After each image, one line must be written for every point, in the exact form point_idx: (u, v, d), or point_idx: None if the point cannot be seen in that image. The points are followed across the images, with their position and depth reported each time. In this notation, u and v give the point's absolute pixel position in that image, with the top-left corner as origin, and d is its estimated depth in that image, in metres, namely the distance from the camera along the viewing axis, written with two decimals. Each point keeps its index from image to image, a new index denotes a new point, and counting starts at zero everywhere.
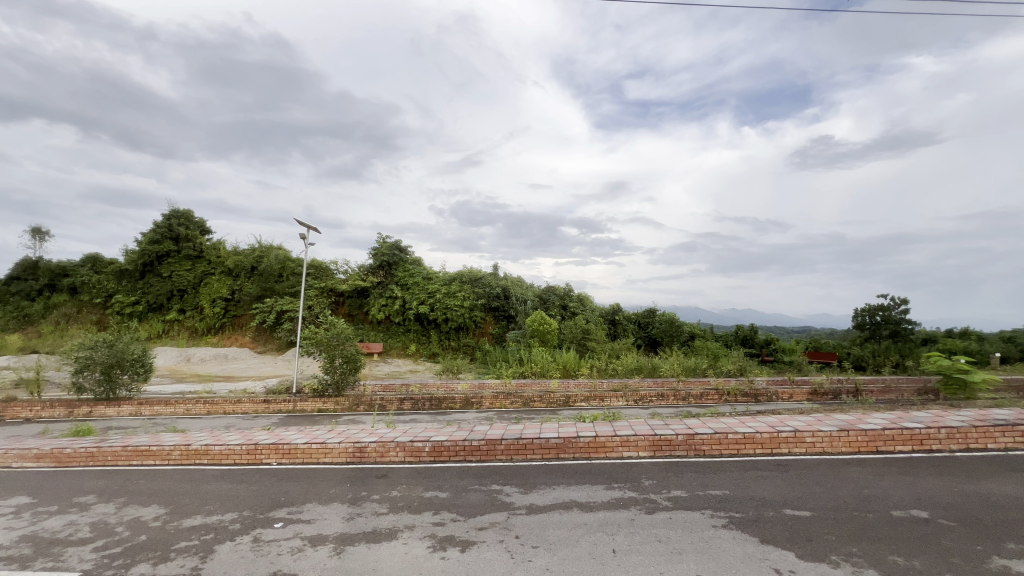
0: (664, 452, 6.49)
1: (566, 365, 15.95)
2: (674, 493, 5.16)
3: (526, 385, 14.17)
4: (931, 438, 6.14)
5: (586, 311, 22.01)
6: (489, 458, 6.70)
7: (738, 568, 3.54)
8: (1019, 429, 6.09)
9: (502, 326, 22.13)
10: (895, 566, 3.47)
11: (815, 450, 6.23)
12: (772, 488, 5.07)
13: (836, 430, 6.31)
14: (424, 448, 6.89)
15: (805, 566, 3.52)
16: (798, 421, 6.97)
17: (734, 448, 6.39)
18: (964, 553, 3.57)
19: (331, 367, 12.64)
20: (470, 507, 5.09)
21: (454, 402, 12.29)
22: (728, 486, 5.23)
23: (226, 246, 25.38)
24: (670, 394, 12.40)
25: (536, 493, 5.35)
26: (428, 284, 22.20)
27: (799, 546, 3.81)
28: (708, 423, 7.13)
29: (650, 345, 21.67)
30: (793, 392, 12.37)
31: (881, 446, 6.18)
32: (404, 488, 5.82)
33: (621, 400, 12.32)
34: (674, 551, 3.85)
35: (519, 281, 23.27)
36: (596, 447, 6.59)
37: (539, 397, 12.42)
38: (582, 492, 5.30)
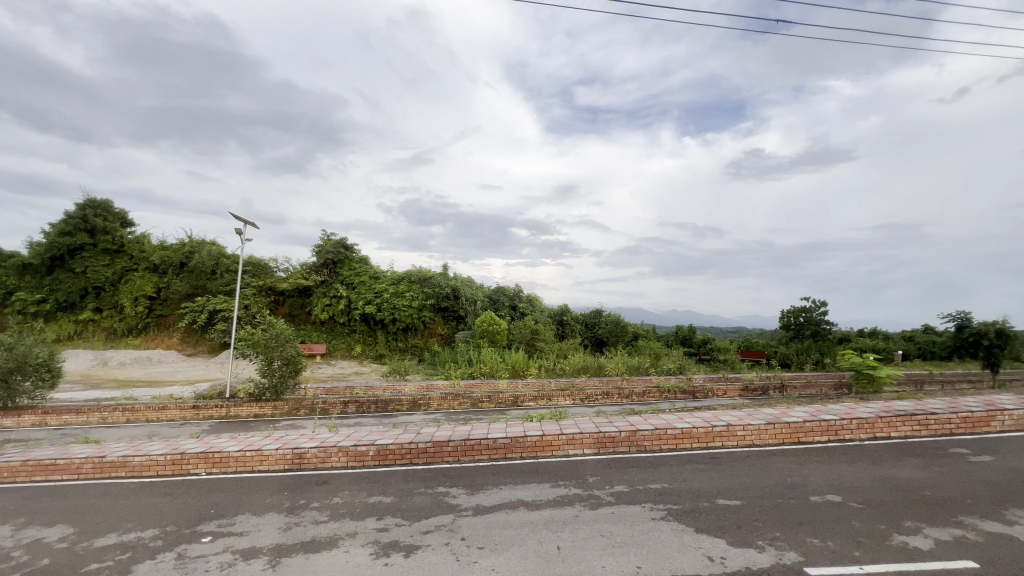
0: (608, 449, 6.68)
1: (514, 365, 16.04)
2: (617, 488, 5.33)
3: (475, 386, 14.12)
4: (844, 428, 6.73)
5: (535, 312, 22.26)
6: (435, 460, 6.62)
7: (675, 558, 3.70)
8: (917, 418, 6.80)
9: (451, 327, 21.95)
10: (812, 547, 3.76)
11: (745, 443, 6.65)
12: (706, 480, 5.36)
13: (764, 423, 6.76)
14: (367, 452, 6.69)
15: (735, 552, 3.74)
16: (731, 416, 7.41)
17: (672, 443, 6.69)
18: (870, 533, 3.94)
19: (269, 369, 11.98)
20: (416, 511, 5.00)
21: (401, 404, 12.04)
22: (667, 480, 5.47)
23: (151, 240, 23.41)
24: (615, 393, 12.80)
25: (484, 494, 5.35)
26: (374, 283, 21.59)
27: (730, 534, 4.05)
28: (649, 420, 7.42)
29: (597, 345, 22.27)
30: (727, 389, 13.14)
31: (802, 437, 6.69)
32: (346, 494, 5.62)
33: (568, 399, 12.58)
34: (615, 544, 3.98)
35: (469, 281, 23.17)
36: (543, 446, 6.69)
37: (488, 397, 12.41)
38: (530, 491, 5.35)
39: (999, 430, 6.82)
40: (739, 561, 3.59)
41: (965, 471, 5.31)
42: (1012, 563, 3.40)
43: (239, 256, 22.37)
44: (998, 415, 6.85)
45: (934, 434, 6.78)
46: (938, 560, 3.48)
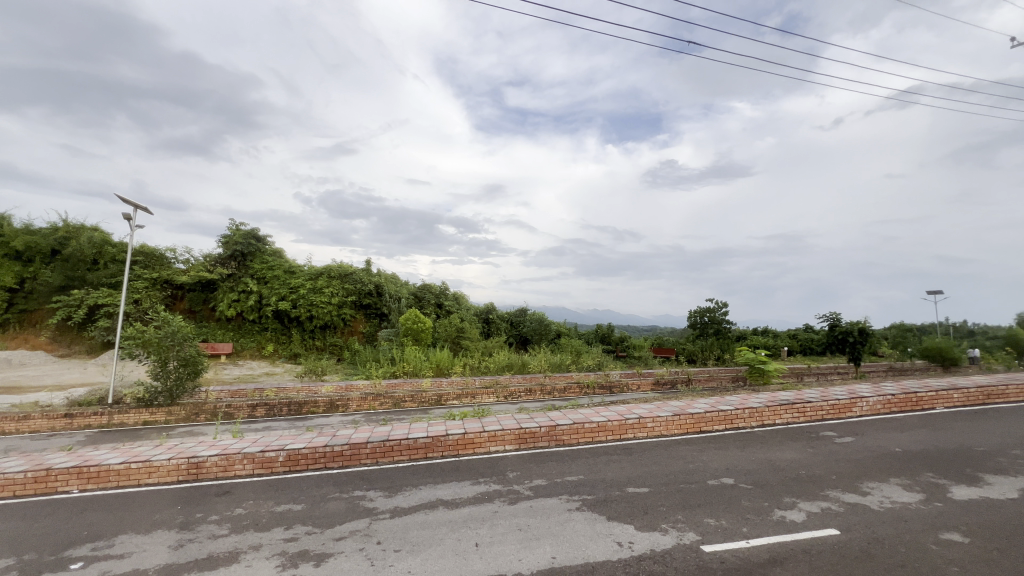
0: (528, 444, 6.83)
1: (439, 364, 15.84)
2: (535, 482, 5.47)
3: (398, 386, 13.75)
4: (738, 417, 7.45)
5: (461, 310, 22.14)
6: (352, 463, 6.36)
7: (588, 546, 3.87)
8: (797, 406, 7.71)
9: (374, 325, 21.21)
10: (708, 526, 4.12)
11: (654, 433, 7.12)
12: (618, 470, 5.67)
13: (671, 415, 7.28)
14: (276, 459, 6.25)
15: (642, 536, 3.99)
16: (643, 409, 7.90)
17: (589, 437, 7.00)
18: (756, 510, 4.41)
19: (163, 371, 10.76)
20: (329, 517, 4.76)
21: (317, 406, 11.39)
22: (583, 471, 5.72)
23: (13, 222, 20.03)
24: (538, 389, 13.13)
25: (402, 495, 5.22)
26: (290, 278, 20.26)
27: (638, 519, 4.31)
28: (568, 415, 7.68)
29: (521, 343, 22.66)
30: (640, 383, 14.03)
31: (703, 426, 7.31)
32: (250, 504, 5.22)
33: (492, 396, 12.72)
34: (532, 537, 4.08)
35: (393, 277, 22.53)
36: (465, 444, 6.67)
37: (410, 397, 12.12)
38: (450, 489, 5.31)
39: (860, 414, 7.93)
40: (645, 545, 3.84)
41: (832, 451, 6.12)
42: (866, 528, 3.97)
43: (128, 244, 19.87)
44: (859, 402, 7.97)
45: (810, 420, 7.73)
46: (809, 530, 3.97)
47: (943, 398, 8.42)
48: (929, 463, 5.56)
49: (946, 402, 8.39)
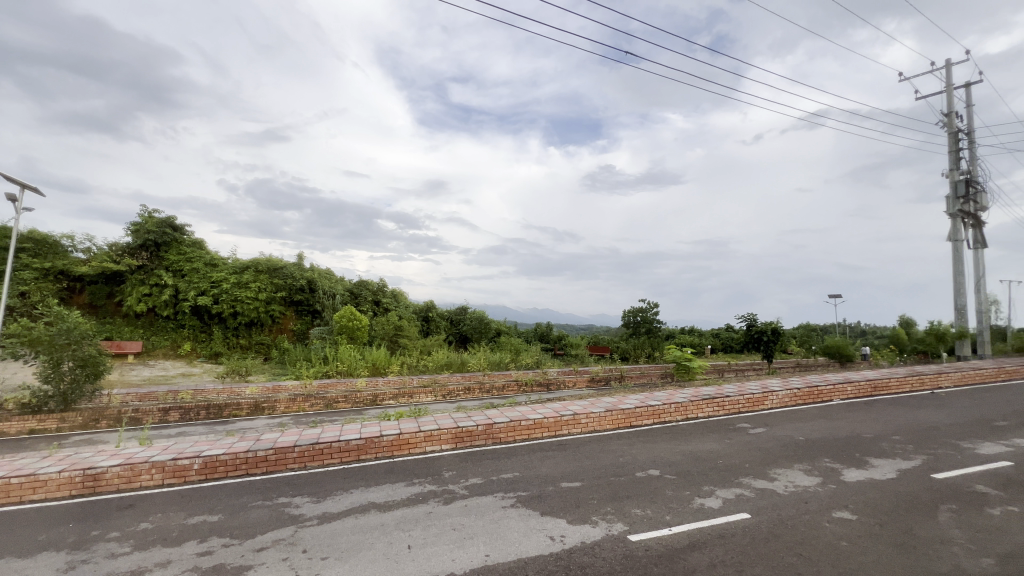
0: (465, 443, 6.81)
1: (375, 363, 15.36)
2: (470, 480, 5.46)
3: (330, 386, 13.18)
4: (665, 412, 7.89)
5: (400, 308, 21.62)
6: (277, 469, 6.01)
7: (521, 542, 3.92)
8: (717, 401, 8.28)
9: (306, 322, 20.16)
10: (636, 516, 4.32)
11: (588, 429, 7.37)
12: (553, 466, 5.81)
13: (604, 410, 7.57)
14: (191, 467, 5.77)
15: (573, 530, 4.10)
16: (577, 405, 8.13)
17: (526, 434, 7.10)
18: (679, 498, 4.68)
19: (55, 373, 9.57)
20: (249, 527, 4.46)
21: (239, 409, 10.64)
22: (518, 468, 5.79)
23: None
24: (476, 387, 13.15)
25: (331, 500, 5.01)
26: (211, 272, 18.76)
27: (570, 513, 4.44)
28: (505, 412, 7.75)
29: (461, 342, 22.53)
30: (576, 380, 14.44)
31: (633, 420, 7.67)
32: (159, 518, 4.77)
33: (430, 395, 12.57)
34: (466, 536, 4.07)
35: (327, 272, 21.56)
36: (400, 445, 6.52)
37: (344, 397, 11.66)
38: (383, 492, 5.17)
39: (771, 407, 8.68)
40: (575, 538, 3.95)
41: (746, 441, 6.64)
42: (772, 511, 4.34)
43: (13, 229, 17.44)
44: (770, 395, 8.72)
45: (728, 412, 8.34)
46: (724, 516, 4.28)
47: (839, 390, 9.42)
48: (826, 449, 6.19)
49: (842, 394, 9.39)
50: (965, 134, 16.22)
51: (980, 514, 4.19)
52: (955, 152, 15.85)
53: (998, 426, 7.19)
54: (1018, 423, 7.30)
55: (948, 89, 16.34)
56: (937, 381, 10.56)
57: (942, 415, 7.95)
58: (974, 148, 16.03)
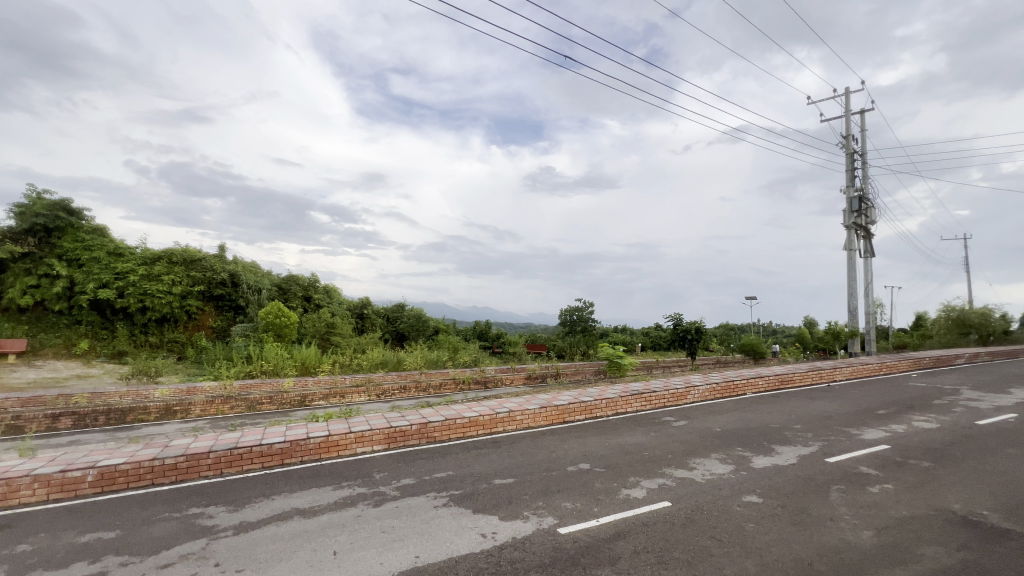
0: (398, 443, 6.65)
1: (304, 362, 14.58)
2: (402, 481, 5.34)
3: (253, 386, 12.34)
4: (597, 407, 8.18)
5: (333, 304, 20.69)
6: (189, 477, 5.54)
7: (452, 541, 3.90)
8: (645, 396, 8.72)
9: (227, 319, 18.72)
10: (566, 509, 4.44)
11: (522, 426, 7.47)
12: (487, 463, 5.83)
13: (538, 407, 7.71)
14: (84, 479, 5.17)
15: (505, 526, 4.14)
16: (512, 403, 8.22)
17: (460, 432, 7.06)
18: (606, 490, 4.87)
19: None
20: (152, 543, 4.07)
21: (147, 414, 9.69)
22: (452, 467, 5.75)
23: None
24: (412, 386, 12.91)
25: (249, 508, 4.68)
26: (115, 262, 16.92)
27: (502, 509, 4.47)
28: (440, 411, 7.67)
29: (397, 340, 22.00)
30: (514, 377, 14.61)
31: (567, 416, 7.88)
32: (41, 538, 4.23)
33: (363, 395, 12.17)
34: (396, 539, 3.97)
35: (252, 266, 20.20)
36: (328, 447, 6.24)
37: (269, 398, 10.98)
38: (308, 497, 4.92)
39: (692, 401, 9.27)
40: (507, 533, 3.99)
41: (669, 434, 7.05)
42: (691, 499, 4.63)
43: None
44: (692, 390, 9.31)
45: (655, 407, 8.81)
46: (648, 505, 4.50)
47: (751, 384, 10.26)
48: (738, 438, 6.72)
49: (754, 388, 10.24)
50: (860, 155, 18.20)
51: (863, 492, 4.74)
52: (851, 172, 17.76)
53: (880, 414, 8.16)
54: (895, 411, 8.35)
55: (847, 115, 18.25)
56: (833, 375, 11.81)
57: (835, 406, 8.91)
58: (866, 168, 18.05)
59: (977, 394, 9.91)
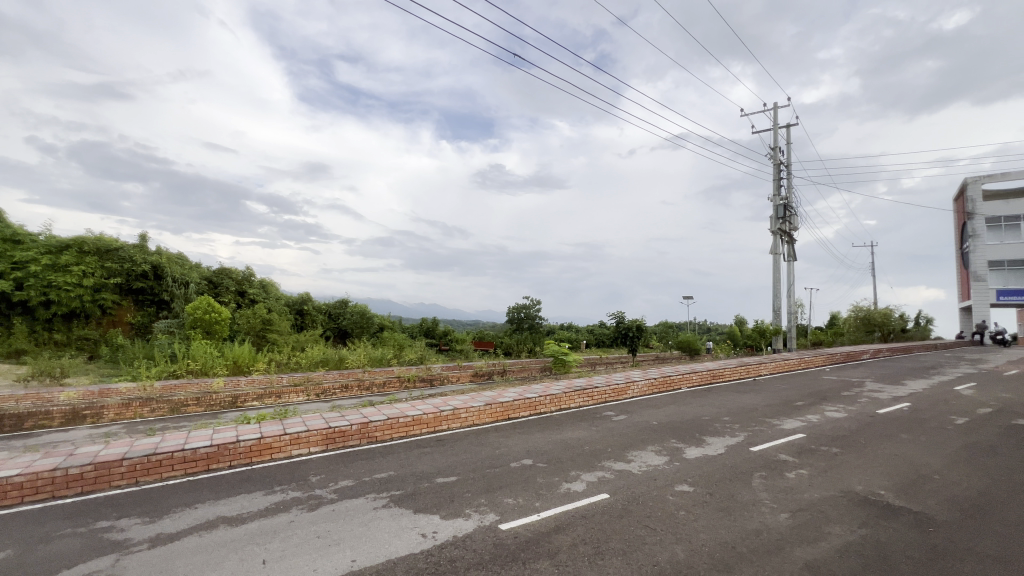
0: (336, 444, 6.42)
1: (237, 360, 13.68)
2: (341, 484, 5.16)
3: (177, 387, 11.42)
4: (541, 403, 8.31)
5: (269, 300, 19.58)
6: (98, 488, 5.04)
7: (391, 543, 3.81)
8: (587, 392, 8.96)
9: (148, 314, 17.21)
10: (507, 505, 4.48)
11: (467, 423, 7.45)
12: (430, 462, 5.76)
13: (483, 404, 7.71)
14: None
15: (446, 525, 4.10)
16: (458, 400, 8.17)
17: (403, 431, 6.92)
18: (547, 485, 4.96)
19: None
20: (51, 562, 3.66)
21: (50, 419, 8.73)
22: (393, 467, 5.62)
23: None
24: (354, 385, 12.50)
25: (168, 519, 4.33)
26: (13, 250, 15.09)
27: (443, 508, 4.43)
28: (382, 410, 7.48)
29: (340, 337, 21.23)
30: (460, 375, 14.54)
31: (511, 413, 7.95)
32: None
33: (301, 395, 11.65)
34: (331, 543, 3.83)
35: (178, 257, 18.72)
36: (260, 450, 5.91)
37: (196, 400, 10.24)
38: (236, 504, 4.63)
39: (632, 396, 9.64)
40: (448, 532, 3.96)
41: (609, 428, 7.28)
42: (627, 490, 4.81)
43: None
44: (632, 385, 9.69)
45: (596, 402, 9.07)
46: (587, 498, 4.63)
47: (686, 379, 10.82)
48: (673, 431, 7.07)
49: (688, 383, 10.81)
50: (785, 166, 19.63)
51: (781, 477, 5.14)
52: (777, 181, 19.12)
53: (797, 406, 8.86)
54: (810, 403, 9.11)
55: (775, 128, 19.61)
56: (758, 370, 12.72)
57: (760, 398, 9.59)
58: (791, 179, 19.50)
59: (878, 386, 11.03)
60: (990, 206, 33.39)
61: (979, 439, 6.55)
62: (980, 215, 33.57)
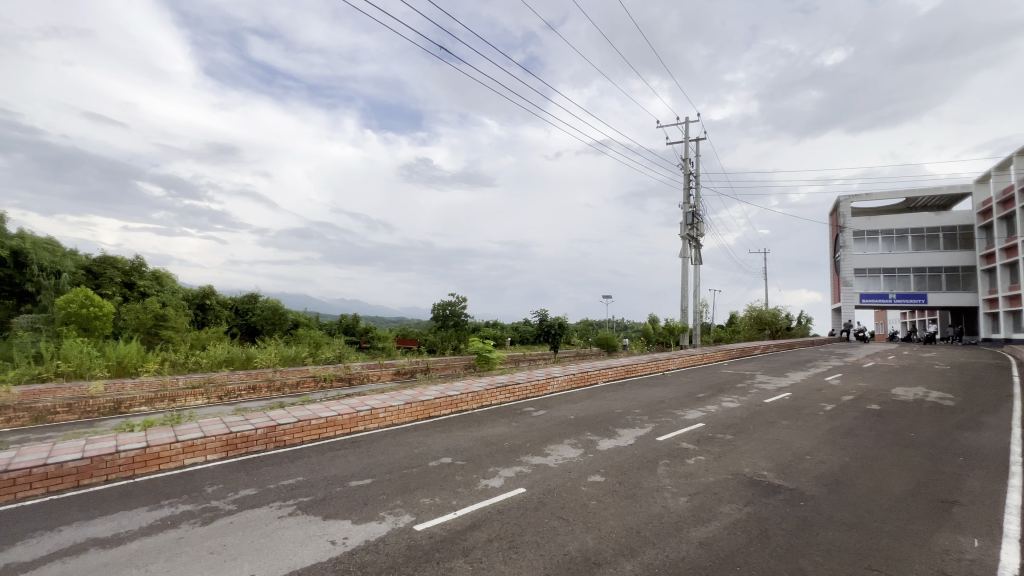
0: (238, 451, 5.93)
1: (121, 361, 12.08)
2: (242, 493, 4.76)
3: (42, 393, 9.87)
4: (462, 401, 8.29)
5: (163, 293, 17.55)
6: None
7: (295, 553, 3.58)
8: (509, 388, 9.10)
9: (6, 308, 14.71)
10: (424, 505, 4.41)
11: (385, 423, 7.23)
12: (343, 465, 5.51)
13: (403, 403, 7.54)
14: None
15: (357, 530, 3.94)
16: (376, 399, 7.89)
17: (315, 433, 6.56)
18: (465, 482, 4.96)
19: None
20: None
21: None
22: (303, 472, 5.31)
23: None
24: (263, 386, 11.63)
25: (21, 547, 3.72)
26: None
27: (356, 513, 4.26)
28: (293, 412, 7.03)
29: (248, 334, 19.66)
30: (381, 374, 14.07)
31: (432, 411, 7.84)
32: None
33: (200, 398, 10.60)
34: (227, 559, 3.52)
35: (47, 242, 16.24)
36: (146, 461, 5.29)
37: (67, 406, 8.93)
38: (111, 524, 4.09)
39: (551, 391, 9.92)
40: (359, 537, 3.80)
41: (529, 423, 7.44)
42: (543, 483, 4.93)
43: None
44: (552, 381, 9.98)
45: (518, 398, 9.23)
46: (504, 493, 4.69)
47: (602, 374, 11.37)
48: (588, 424, 7.37)
49: (604, 377, 11.36)
50: (694, 176, 21.23)
51: (682, 464, 5.57)
52: (687, 190, 20.65)
53: (699, 397, 9.67)
54: (710, 394, 9.98)
55: (686, 140, 21.14)
56: (666, 364, 13.67)
57: (667, 391, 10.32)
58: (699, 188, 21.15)
59: (766, 378, 12.36)
60: (857, 221, 38.68)
61: (842, 422, 7.58)
62: (849, 228, 38.82)
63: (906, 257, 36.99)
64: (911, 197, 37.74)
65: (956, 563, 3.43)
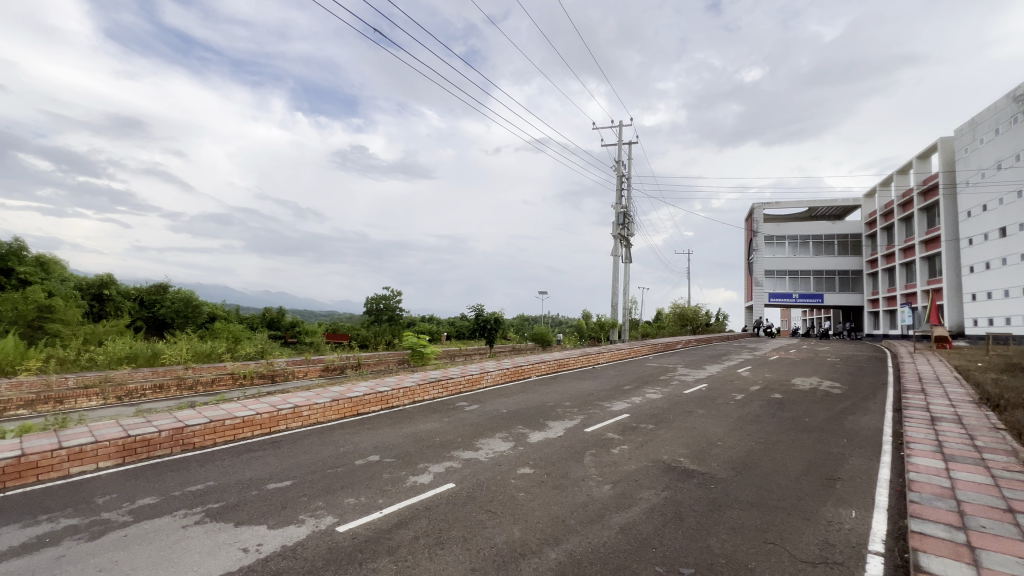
0: (138, 456, 5.37)
1: None
2: (140, 502, 4.32)
3: None
4: (393, 397, 8.09)
5: (50, 282, 15.48)
6: None
7: (202, 564, 3.31)
8: (441, 383, 9.01)
9: None
10: (348, 505, 4.24)
11: (309, 422, 6.88)
12: (261, 467, 5.18)
13: (329, 401, 7.22)
14: None
15: (273, 535, 3.72)
16: (299, 397, 7.49)
17: (229, 435, 6.11)
18: (393, 479, 4.85)
19: None
20: None
21: None
22: (213, 476, 4.92)
23: None
24: (172, 385, 10.64)
25: None
26: None
27: (272, 517, 4.01)
28: (204, 412, 6.49)
29: (155, 329, 17.85)
30: (308, 370, 13.38)
31: (360, 408, 7.58)
32: None
33: (95, 399, 9.50)
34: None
35: None
36: (21, 472, 4.63)
37: None
38: None
39: (484, 385, 9.95)
40: (275, 543, 3.59)
41: (461, 418, 7.40)
42: (473, 478, 4.93)
43: None
44: (485, 375, 10.02)
45: (450, 393, 9.16)
46: (433, 489, 4.64)
47: (534, 368, 11.58)
48: (520, 418, 7.48)
49: (537, 371, 11.58)
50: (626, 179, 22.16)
51: (608, 453, 5.83)
52: (620, 192, 21.51)
53: (626, 390, 10.12)
54: (635, 387, 10.50)
55: (620, 144, 21.99)
56: (596, 358, 14.20)
57: (596, 384, 10.73)
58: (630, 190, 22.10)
59: (685, 371, 13.22)
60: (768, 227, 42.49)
61: (749, 410, 8.27)
62: (761, 233, 42.56)
63: (808, 261, 41.08)
64: (813, 207, 41.97)
65: (838, 533, 3.84)
